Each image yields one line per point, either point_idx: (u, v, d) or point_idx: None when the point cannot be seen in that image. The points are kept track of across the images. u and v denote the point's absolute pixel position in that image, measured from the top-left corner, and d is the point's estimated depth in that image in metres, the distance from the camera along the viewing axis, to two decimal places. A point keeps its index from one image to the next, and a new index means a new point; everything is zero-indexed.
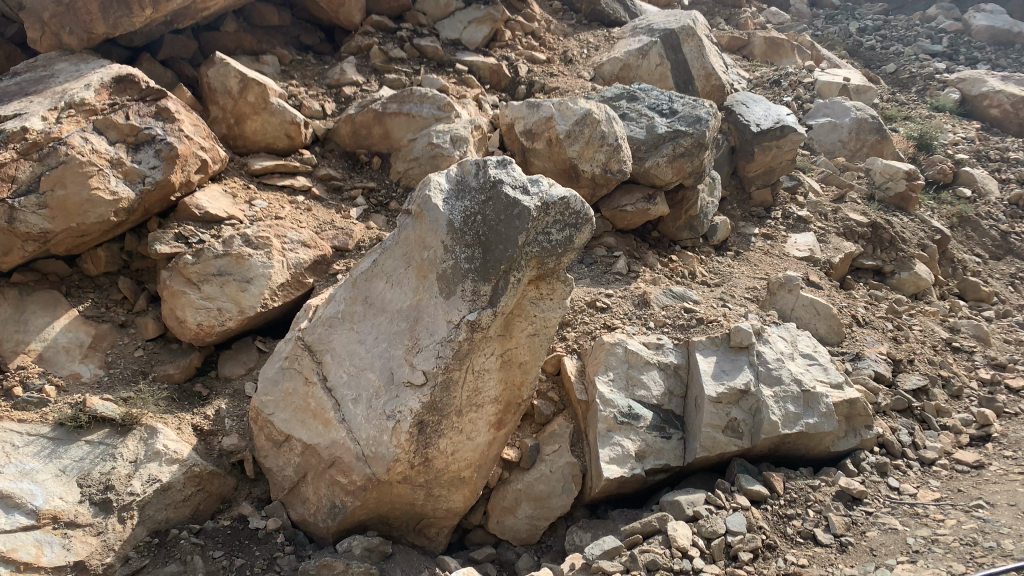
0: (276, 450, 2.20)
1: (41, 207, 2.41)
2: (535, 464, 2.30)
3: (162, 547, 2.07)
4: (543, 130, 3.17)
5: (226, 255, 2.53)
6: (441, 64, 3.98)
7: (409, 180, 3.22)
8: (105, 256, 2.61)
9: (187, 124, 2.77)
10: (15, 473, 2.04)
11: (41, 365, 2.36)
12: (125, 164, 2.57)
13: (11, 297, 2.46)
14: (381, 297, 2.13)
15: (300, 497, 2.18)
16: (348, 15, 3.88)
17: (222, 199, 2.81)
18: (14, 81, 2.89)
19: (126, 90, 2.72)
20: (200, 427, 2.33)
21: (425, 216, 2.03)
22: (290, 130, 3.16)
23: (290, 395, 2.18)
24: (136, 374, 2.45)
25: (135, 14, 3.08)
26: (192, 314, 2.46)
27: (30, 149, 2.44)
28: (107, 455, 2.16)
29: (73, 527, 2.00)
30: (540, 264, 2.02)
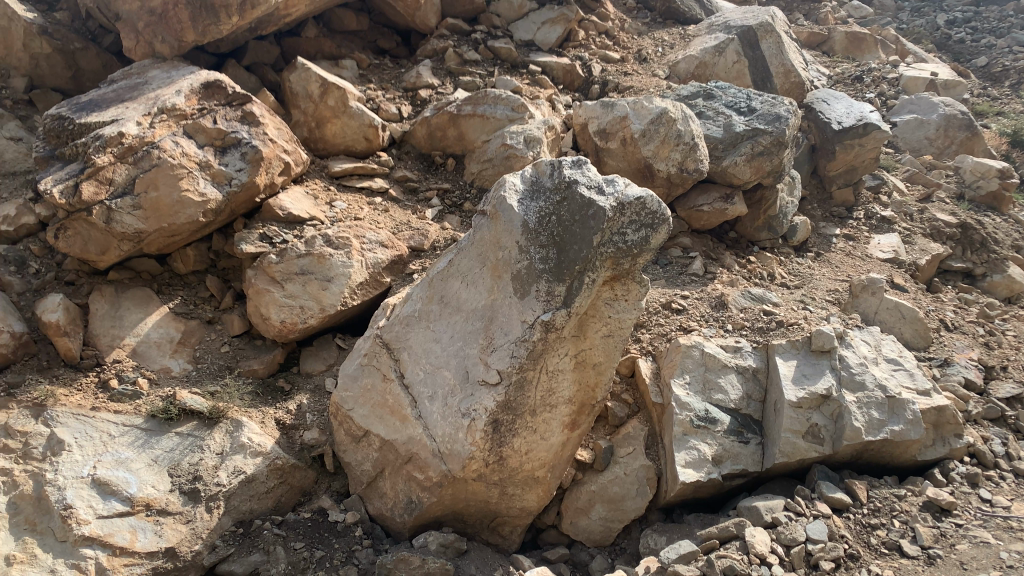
0: (355, 445, 2.26)
1: (136, 209, 2.52)
2: (609, 466, 2.28)
3: (247, 537, 2.14)
4: (617, 130, 3.16)
5: (308, 254, 2.61)
6: (514, 66, 3.99)
7: (483, 181, 3.24)
8: (194, 255, 2.72)
9: (271, 128, 2.87)
10: (112, 462, 2.15)
11: (134, 359, 2.47)
12: (213, 166, 2.67)
13: (108, 295, 2.59)
14: (456, 297, 2.16)
15: (377, 491, 2.23)
16: (424, 18, 3.94)
17: (305, 200, 2.90)
18: (111, 88, 3.04)
19: (214, 95, 2.83)
20: (282, 422, 2.40)
21: (500, 216, 2.05)
22: (368, 133, 3.23)
23: (368, 391, 2.23)
24: (222, 368, 2.54)
25: (222, 22, 3.18)
26: (276, 311, 2.53)
27: (126, 152, 2.56)
28: (196, 447, 2.25)
29: (164, 514, 2.10)
30: (615, 264, 2.00)
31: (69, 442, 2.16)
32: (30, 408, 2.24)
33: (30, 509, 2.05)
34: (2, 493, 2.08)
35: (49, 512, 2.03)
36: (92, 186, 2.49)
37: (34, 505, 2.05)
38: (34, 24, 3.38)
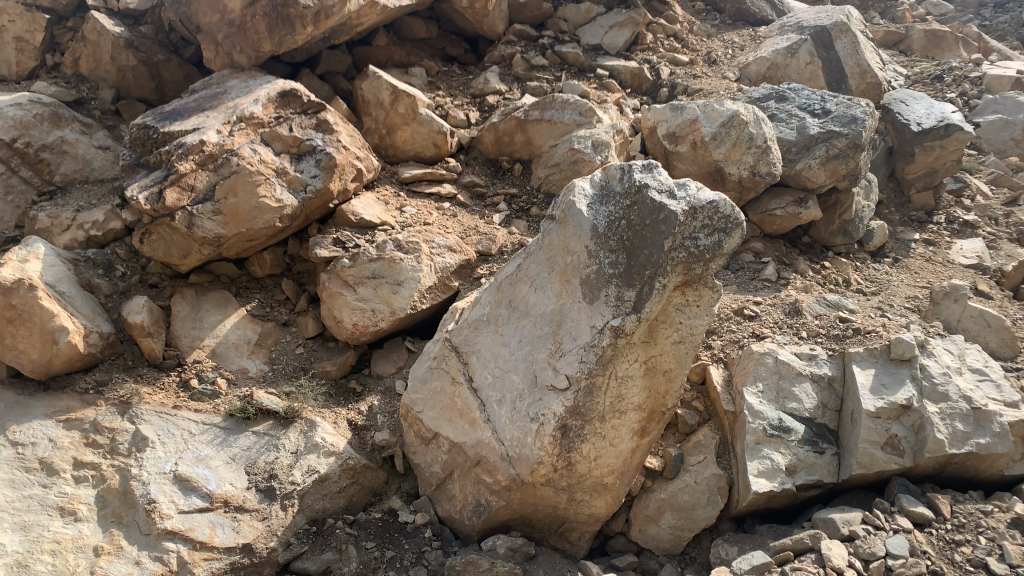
0: (425, 447, 2.28)
1: (216, 214, 2.61)
2: (679, 474, 2.25)
3: (320, 535, 2.19)
4: (687, 133, 3.13)
5: (379, 259, 2.65)
6: (582, 70, 3.99)
7: (550, 186, 3.22)
8: (270, 259, 2.80)
9: (345, 136, 2.94)
10: (193, 459, 2.23)
11: (214, 359, 2.56)
12: (289, 173, 2.74)
13: (189, 297, 2.69)
14: (524, 301, 2.16)
15: (446, 494, 2.24)
16: (492, 25, 3.98)
17: (376, 206, 2.95)
18: (193, 97, 3.16)
19: (290, 104, 2.91)
20: (354, 422, 2.45)
21: (569, 221, 2.05)
22: (438, 139, 3.27)
23: (437, 394, 2.25)
24: (296, 369, 2.61)
25: (297, 32, 3.25)
26: (348, 314, 2.58)
27: (206, 159, 2.64)
28: (271, 446, 2.31)
29: (241, 511, 2.16)
30: (687, 269, 1.97)
31: (152, 439, 2.25)
32: (117, 405, 2.34)
33: (116, 502, 2.14)
34: (91, 486, 2.17)
35: (134, 506, 2.12)
36: (175, 193, 2.58)
37: (120, 498, 2.14)
38: (121, 37, 3.57)
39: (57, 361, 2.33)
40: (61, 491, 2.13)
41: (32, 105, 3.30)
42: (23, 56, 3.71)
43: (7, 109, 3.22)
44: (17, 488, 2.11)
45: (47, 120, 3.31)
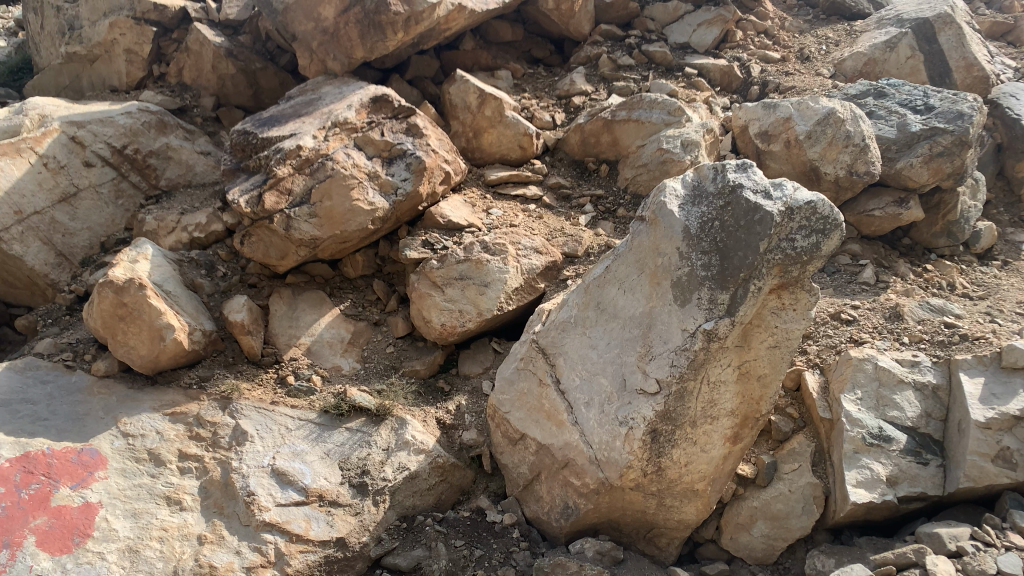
0: (512, 447, 2.29)
1: (312, 217, 2.68)
2: (772, 482, 2.19)
3: (410, 531, 2.23)
4: (781, 132, 3.06)
5: (467, 261, 2.68)
6: (669, 69, 3.93)
7: (637, 186, 3.14)
8: (362, 261, 2.87)
9: (434, 139, 2.99)
10: (289, 453, 2.30)
11: (309, 357, 2.64)
12: (380, 177, 2.80)
13: (286, 297, 2.79)
14: (613, 303, 2.15)
15: (534, 495, 2.25)
16: (579, 26, 3.98)
17: (463, 208, 2.98)
18: (289, 104, 3.27)
19: (381, 109, 2.98)
20: (442, 421, 2.48)
21: (660, 222, 2.02)
22: (523, 141, 3.28)
23: (525, 395, 2.26)
24: (387, 368, 2.66)
25: (388, 38, 3.32)
26: (437, 315, 2.61)
27: (303, 164, 2.74)
28: (364, 442, 2.36)
29: (335, 505, 2.21)
30: (783, 272, 1.91)
31: (252, 433, 2.34)
32: (219, 400, 2.45)
33: (218, 494, 2.22)
34: (195, 477, 2.27)
35: (234, 497, 2.19)
36: (273, 196, 2.67)
37: (222, 490, 2.22)
38: (222, 47, 3.75)
39: (164, 357, 2.45)
40: (168, 481, 2.24)
41: (141, 114, 3.48)
42: (132, 67, 3.93)
43: (118, 117, 3.41)
44: (128, 477, 2.22)
45: (153, 128, 3.48)
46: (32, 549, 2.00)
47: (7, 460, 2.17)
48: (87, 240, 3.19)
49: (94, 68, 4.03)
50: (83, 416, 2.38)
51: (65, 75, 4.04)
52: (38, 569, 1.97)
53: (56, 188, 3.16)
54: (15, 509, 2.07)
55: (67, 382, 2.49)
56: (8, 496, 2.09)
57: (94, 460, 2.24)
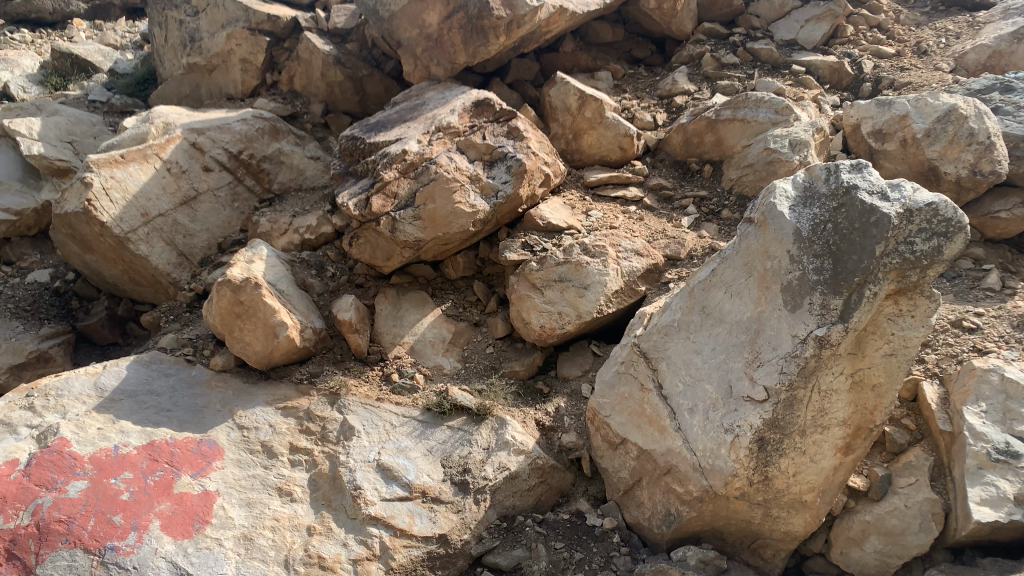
0: (613, 452, 2.28)
1: (416, 219, 2.74)
2: (886, 496, 2.10)
3: (510, 531, 2.25)
4: (896, 130, 2.94)
5: (566, 262, 2.67)
6: (775, 67, 3.82)
7: (742, 187, 3.05)
8: (462, 261, 2.92)
9: (533, 142, 3.01)
10: (394, 449, 2.37)
11: (412, 356, 2.70)
12: (481, 180, 2.83)
13: (390, 296, 2.89)
14: (719, 308, 2.10)
15: (635, 500, 2.22)
16: (681, 25, 3.91)
17: (563, 210, 2.98)
18: (394, 110, 3.36)
19: (483, 113, 3.04)
20: (542, 423, 2.48)
21: (770, 224, 1.97)
22: (624, 142, 3.26)
23: (626, 399, 2.24)
24: (487, 368, 2.68)
25: (490, 43, 3.36)
26: (536, 317, 2.62)
27: (409, 168, 2.81)
28: (465, 441, 2.40)
29: (437, 502, 2.25)
30: (901, 276, 1.81)
31: (358, 429, 2.42)
32: (328, 395, 2.55)
33: (327, 487, 2.29)
34: (304, 470, 2.35)
35: (341, 490, 2.26)
36: (379, 200, 2.75)
37: (330, 483, 2.29)
38: (330, 55, 3.89)
39: (277, 353, 2.56)
40: (280, 473, 2.33)
41: (255, 120, 3.68)
42: (247, 75, 4.13)
43: (235, 124, 3.61)
44: (243, 467, 2.33)
45: (266, 134, 3.68)
46: (157, 532, 2.09)
47: (135, 448, 2.31)
48: (206, 241, 3.36)
49: (212, 78, 4.26)
50: (202, 408, 2.52)
51: (187, 84, 4.33)
52: (163, 551, 2.05)
53: (178, 192, 3.34)
54: (143, 494, 2.18)
55: (187, 375, 2.65)
56: (137, 481, 2.21)
57: (212, 450, 2.36)
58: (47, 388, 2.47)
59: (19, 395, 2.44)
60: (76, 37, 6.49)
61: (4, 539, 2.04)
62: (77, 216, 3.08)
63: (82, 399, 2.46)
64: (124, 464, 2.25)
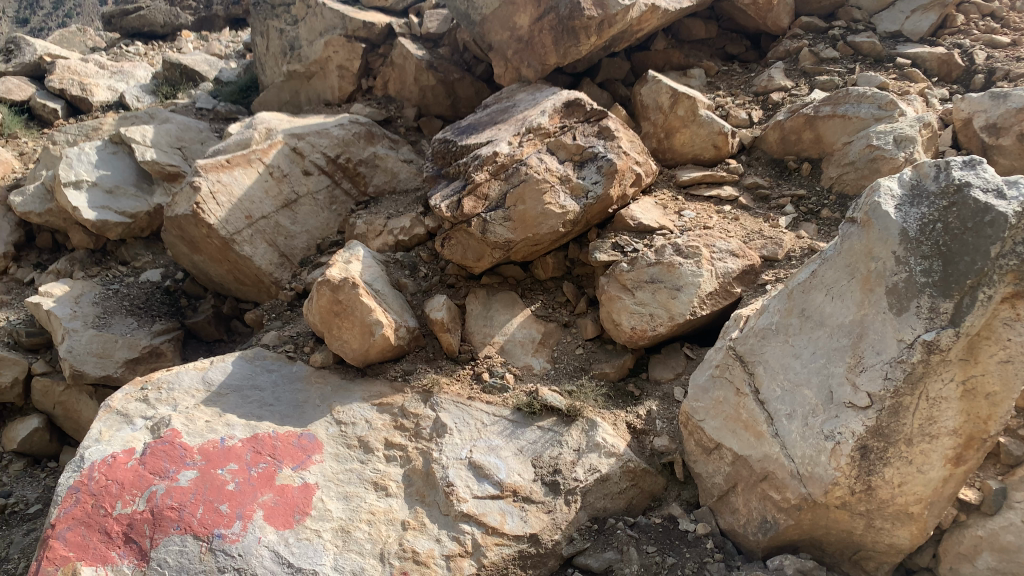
0: (706, 456, 2.24)
1: (507, 220, 2.76)
2: (1001, 511, 1.97)
3: (602, 534, 2.24)
4: (1012, 123, 2.79)
5: (658, 263, 2.63)
6: (878, 61, 3.66)
7: (843, 186, 2.94)
8: (552, 262, 2.93)
9: (625, 141, 2.98)
10: (485, 448, 2.40)
11: (503, 356, 2.73)
12: (571, 181, 2.82)
13: (481, 297, 2.93)
14: (820, 310, 2.03)
15: (729, 506, 2.18)
16: (777, 19, 3.81)
17: (655, 210, 2.95)
18: (485, 112, 3.41)
19: (574, 113, 3.04)
20: (633, 426, 2.46)
21: (874, 224, 1.90)
22: (718, 140, 3.19)
23: (720, 404, 2.20)
24: (577, 369, 2.68)
25: (581, 43, 3.35)
26: (627, 318, 2.59)
27: (499, 170, 2.84)
28: (555, 441, 2.41)
29: (529, 502, 2.27)
30: (1019, 278, 1.69)
31: (450, 426, 2.46)
32: (421, 393, 2.61)
33: (420, 482, 2.34)
34: (399, 465, 2.40)
35: (435, 487, 2.30)
36: (471, 201, 2.80)
37: (424, 479, 2.34)
38: (423, 60, 3.96)
39: (373, 351, 2.63)
40: (375, 467, 2.39)
41: (351, 125, 3.81)
42: (343, 82, 4.25)
43: (334, 130, 3.75)
44: (341, 461, 2.40)
45: (362, 138, 3.80)
46: (260, 522, 2.17)
47: (240, 441, 2.41)
48: (305, 242, 3.48)
49: (311, 84, 4.43)
50: (302, 403, 2.62)
51: (287, 91, 4.54)
52: (265, 540, 2.13)
53: (280, 195, 3.48)
54: (247, 485, 2.27)
55: (289, 371, 2.76)
56: (242, 472, 2.31)
57: (312, 444, 2.44)
58: (160, 382, 2.62)
59: (136, 388, 2.60)
60: (184, 47, 6.83)
61: (121, 523, 2.16)
62: (186, 218, 3.24)
63: (191, 392, 2.60)
64: (229, 456, 2.35)
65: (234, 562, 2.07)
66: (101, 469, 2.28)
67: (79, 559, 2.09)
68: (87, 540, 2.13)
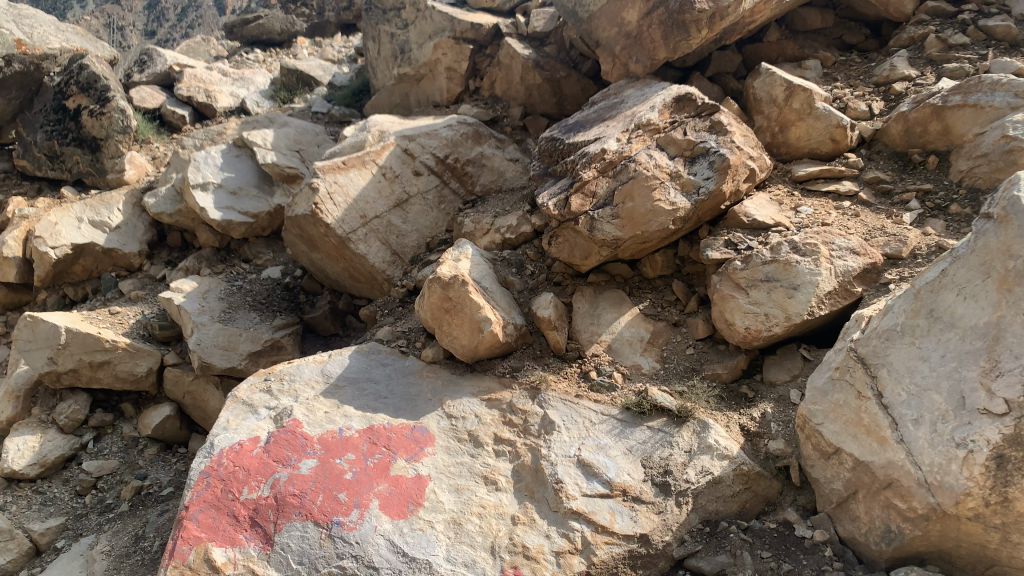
0: (825, 461, 2.16)
1: (615, 218, 2.75)
2: None
3: (714, 537, 2.20)
4: None
5: (774, 261, 2.55)
6: (1015, 45, 3.36)
7: (974, 179, 2.77)
8: (661, 261, 2.89)
9: (738, 135, 2.89)
10: (594, 446, 2.39)
11: (611, 354, 2.71)
12: (682, 176, 2.77)
13: (588, 295, 2.93)
14: (951, 311, 1.93)
15: (849, 513, 2.10)
16: (898, 5, 3.62)
17: (770, 206, 2.87)
18: (593, 109, 3.41)
19: (684, 108, 3.00)
20: (747, 428, 2.41)
21: (1013, 221, 1.83)
22: (836, 133, 3.07)
23: (840, 407, 2.11)
24: (688, 369, 2.63)
25: (692, 36, 3.28)
26: (741, 318, 2.54)
27: (607, 167, 2.84)
28: (666, 442, 2.38)
29: (639, 502, 2.26)
30: None
31: (559, 423, 2.48)
32: (529, 390, 2.63)
33: (529, 478, 2.36)
34: (508, 460, 2.43)
35: (544, 483, 2.32)
36: (579, 199, 2.81)
37: (533, 475, 2.36)
38: (529, 59, 3.98)
39: (482, 347, 2.66)
40: (485, 462, 2.43)
41: (460, 126, 3.89)
42: (452, 83, 4.35)
43: (443, 130, 3.83)
44: (452, 454, 2.45)
45: (470, 138, 3.87)
46: (376, 511, 2.24)
47: (357, 431, 2.50)
48: (415, 241, 3.57)
49: (420, 86, 4.55)
50: (414, 397, 2.68)
51: (398, 94, 4.69)
52: (381, 529, 2.20)
53: (392, 195, 3.59)
54: (364, 474, 2.35)
55: (402, 365, 2.84)
56: (359, 462, 2.39)
57: (424, 437, 2.50)
58: (283, 373, 2.76)
59: (260, 379, 2.74)
60: (300, 54, 7.13)
61: (248, 508, 2.28)
62: (305, 218, 3.38)
63: (311, 384, 2.71)
64: (347, 446, 2.45)
65: (352, 549, 2.15)
66: (230, 456, 2.41)
67: (210, 540, 2.22)
68: (217, 522, 2.26)
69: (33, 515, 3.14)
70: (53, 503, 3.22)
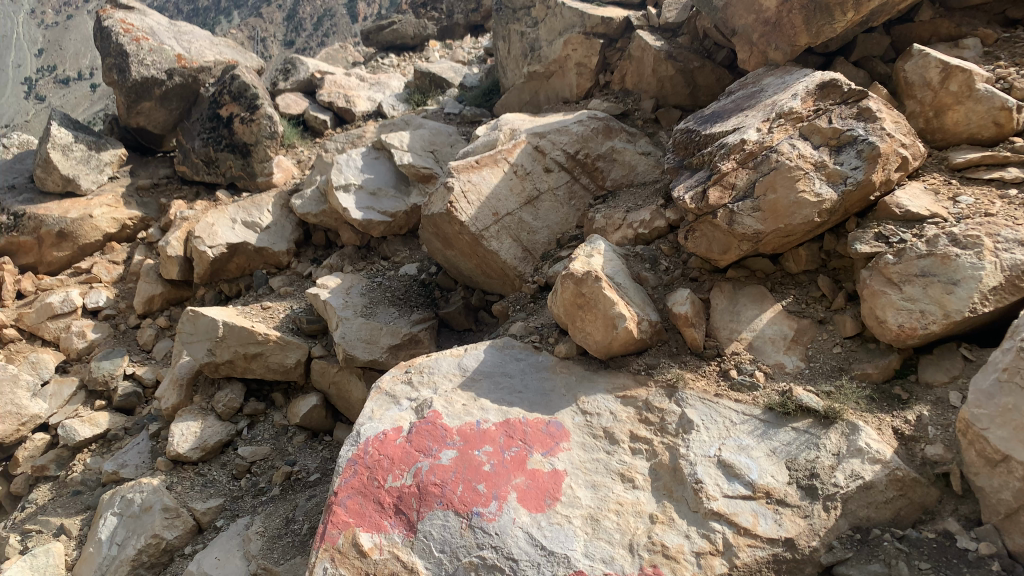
0: (991, 469, 2.01)
1: (755, 211, 2.67)
2: None
3: (866, 544, 2.10)
4: None
5: (930, 255, 2.39)
6: None
7: None
8: (805, 255, 2.78)
9: (889, 122, 2.69)
10: (735, 447, 2.34)
11: (751, 352, 2.64)
12: (828, 167, 2.64)
13: (727, 291, 2.86)
14: None
15: (1020, 526, 1.94)
16: None
17: (924, 197, 2.70)
18: (730, 99, 3.31)
19: (829, 95, 2.84)
20: (901, 432, 2.27)
21: None
22: (1000, 116, 2.83)
23: (1009, 411, 1.96)
24: (835, 369, 2.52)
25: (837, 20, 3.13)
26: (893, 315, 2.41)
27: (747, 158, 2.74)
28: (812, 444, 2.30)
29: (783, 505, 2.19)
30: None
31: (697, 422, 2.43)
32: (665, 388, 2.60)
33: (667, 477, 2.33)
34: (645, 459, 2.41)
35: (683, 483, 2.29)
36: (717, 192, 2.74)
37: (671, 474, 2.33)
38: (662, 50, 3.90)
39: (616, 343, 2.65)
40: (621, 459, 2.42)
41: (590, 121, 3.87)
42: (582, 78, 4.36)
43: (574, 126, 3.84)
44: (588, 450, 2.46)
45: (601, 133, 3.84)
46: (514, 503, 2.28)
47: (494, 424, 2.55)
48: (546, 237, 3.58)
49: (549, 83, 4.60)
50: (549, 392, 2.70)
51: (528, 92, 4.76)
52: (520, 522, 2.23)
53: (524, 192, 3.64)
54: (502, 467, 2.39)
55: (536, 360, 2.87)
56: (496, 455, 2.43)
57: (560, 432, 2.52)
58: (422, 366, 2.85)
59: (402, 371, 2.85)
60: (432, 56, 7.31)
61: (392, 495, 2.37)
62: (441, 216, 3.47)
63: (449, 377, 2.79)
64: (485, 438, 2.49)
65: (491, 540, 2.19)
66: (374, 444, 2.52)
67: (358, 525, 2.32)
68: (364, 508, 2.36)
69: (196, 495, 3.39)
70: (213, 485, 3.47)
